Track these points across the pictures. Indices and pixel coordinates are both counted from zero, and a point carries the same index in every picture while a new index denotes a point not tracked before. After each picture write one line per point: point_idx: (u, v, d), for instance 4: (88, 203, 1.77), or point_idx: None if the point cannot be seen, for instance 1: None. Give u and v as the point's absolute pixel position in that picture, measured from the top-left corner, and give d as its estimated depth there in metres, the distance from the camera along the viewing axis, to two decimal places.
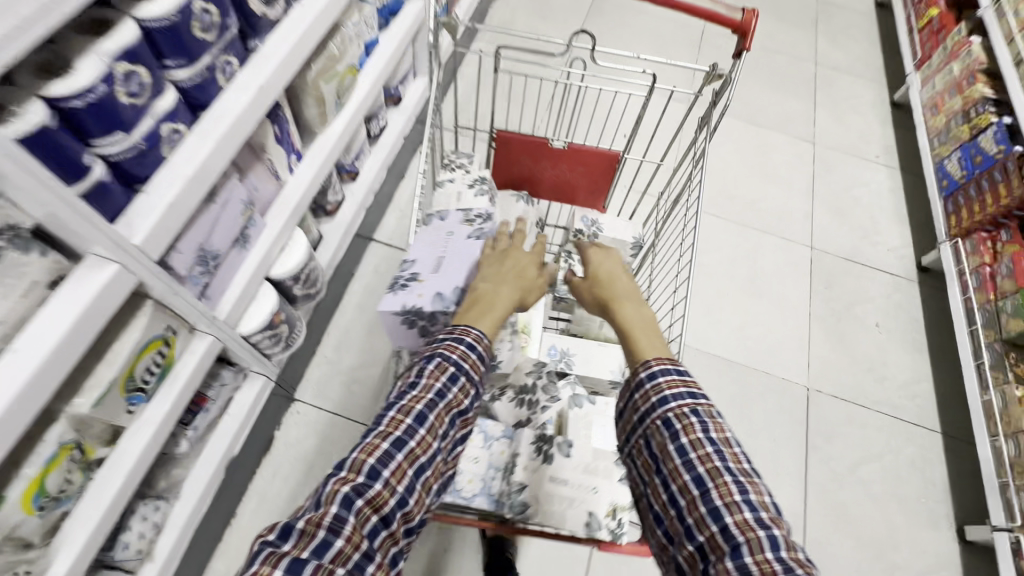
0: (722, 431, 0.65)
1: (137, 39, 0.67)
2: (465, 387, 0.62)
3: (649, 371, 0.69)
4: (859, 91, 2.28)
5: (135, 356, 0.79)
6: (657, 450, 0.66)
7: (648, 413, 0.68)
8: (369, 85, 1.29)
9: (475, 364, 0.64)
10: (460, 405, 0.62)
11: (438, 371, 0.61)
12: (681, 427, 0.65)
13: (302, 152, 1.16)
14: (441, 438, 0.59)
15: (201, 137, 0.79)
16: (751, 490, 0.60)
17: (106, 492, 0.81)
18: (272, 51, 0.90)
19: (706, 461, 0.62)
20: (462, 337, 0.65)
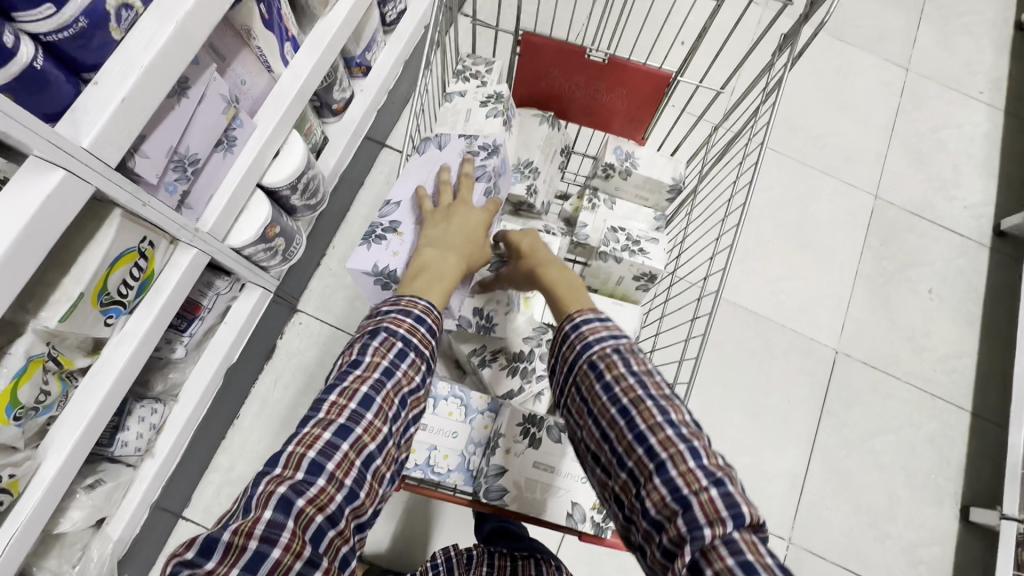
0: (644, 363, 0.57)
1: None
2: (415, 363, 0.59)
3: (573, 322, 0.60)
4: (980, 5, 1.88)
5: (106, 270, 0.72)
6: (584, 393, 0.56)
7: (573, 359, 0.58)
8: None
9: (425, 338, 0.60)
10: (411, 384, 0.58)
11: (383, 349, 0.57)
12: (605, 364, 0.56)
13: (299, 38, 0.99)
14: (393, 423, 0.56)
15: (159, 16, 0.64)
16: (674, 410, 0.53)
17: (91, 402, 0.79)
18: None
19: (629, 390, 0.54)
20: (408, 309, 0.60)
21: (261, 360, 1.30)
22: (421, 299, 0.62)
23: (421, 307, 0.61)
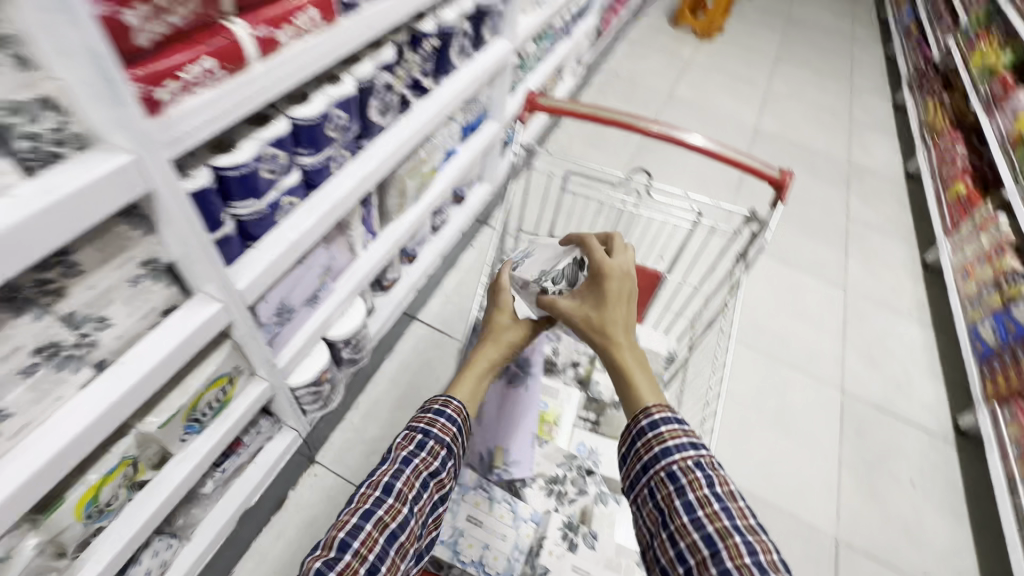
0: (726, 488, 0.67)
1: (286, 132, 0.83)
2: (432, 450, 0.71)
3: (649, 417, 0.74)
4: (890, 248, 2.40)
5: (203, 389, 0.87)
6: (661, 500, 0.68)
7: (654, 465, 0.71)
8: (443, 185, 1.49)
9: (444, 429, 0.74)
10: (430, 468, 0.70)
11: (406, 443, 0.71)
12: (687, 481, 0.67)
13: (377, 232, 1.32)
14: (413, 503, 0.67)
15: (308, 211, 0.94)
16: (763, 548, 0.60)
17: (138, 517, 0.84)
18: (378, 150, 1.07)
19: (714, 519, 0.63)
20: (433, 408, 0.76)
21: (271, 511, 1.30)
22: (456, 397, 0.80)
23: (454, 404, 0.78)
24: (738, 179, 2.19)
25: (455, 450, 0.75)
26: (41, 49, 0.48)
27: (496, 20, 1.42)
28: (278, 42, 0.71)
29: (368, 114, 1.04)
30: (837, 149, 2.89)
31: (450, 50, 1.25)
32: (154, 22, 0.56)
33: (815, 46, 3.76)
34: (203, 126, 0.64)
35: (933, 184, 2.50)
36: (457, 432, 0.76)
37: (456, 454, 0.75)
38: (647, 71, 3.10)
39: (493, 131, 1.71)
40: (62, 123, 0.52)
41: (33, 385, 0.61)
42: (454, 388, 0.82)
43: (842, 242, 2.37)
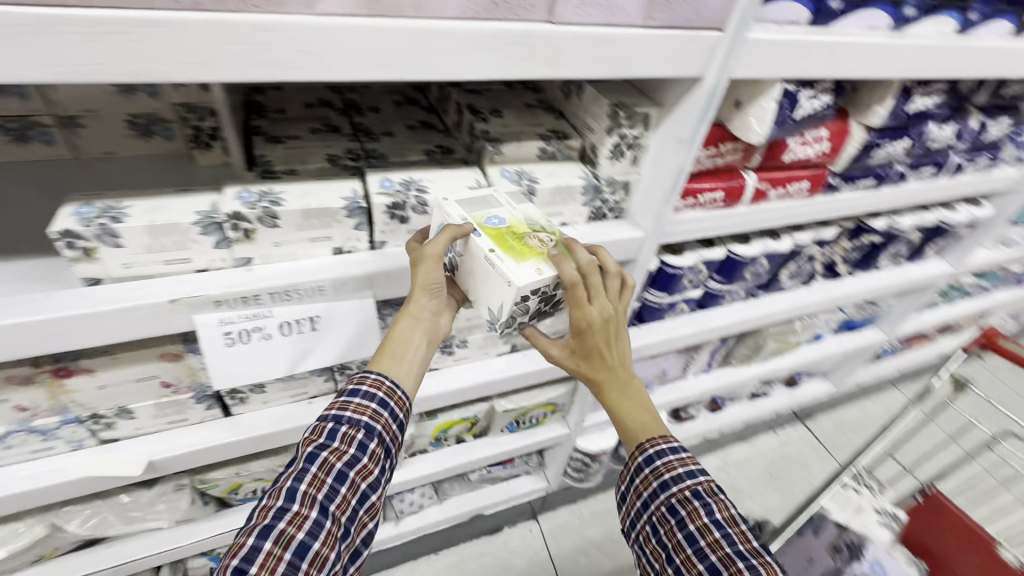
0: (727, 513, 0.56)
1: (719, 258, 0.96)
2: (348, 435, 0.53)
3: (646, 453, 0.62)
4: None
5: (537, 405, 1.03)
6: (666, 539, 0.58)
7: (652, 499, 0.60)
8: (796, 362, 1.41)
9: (359, 408, 0.54)
10: (344, 459, 0.52)
11: (313, 436, 0.53)
12: (687, 512, 0.57)
13: (713, 368, 1.34)
14: (327, 499, 0.50)
15: (687, 322, 1.05)
16: (768, 570, 0.51)
17: (446, 462, 1.04)
18: (768, 305, 1.12)
19: (718, 548, 0.53)
20: (345, 388, 0.56)
21: (485, 530, 1.39)
22: (370, 371, 0.56)
23: (370, 379, 0.56)
24: None
25: (380, 427, 0.55)
26: (647, 156, 0.71)
27: (948, 242, 1.31)
28: (767, 196, 0.86)
29: (780, 274, 1.10)
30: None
31: (883, 250, 1.22)
32: (708, 158, 0.76)
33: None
34: (688, 233, 0.80)
35: None
36: (378, 408, 0.55)
37: (382, 435, 0.55)
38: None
39: (875, 339, 1.53)
40: (621, 199, 0.75)
41: (485, 337, 0.85)
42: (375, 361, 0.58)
43: None
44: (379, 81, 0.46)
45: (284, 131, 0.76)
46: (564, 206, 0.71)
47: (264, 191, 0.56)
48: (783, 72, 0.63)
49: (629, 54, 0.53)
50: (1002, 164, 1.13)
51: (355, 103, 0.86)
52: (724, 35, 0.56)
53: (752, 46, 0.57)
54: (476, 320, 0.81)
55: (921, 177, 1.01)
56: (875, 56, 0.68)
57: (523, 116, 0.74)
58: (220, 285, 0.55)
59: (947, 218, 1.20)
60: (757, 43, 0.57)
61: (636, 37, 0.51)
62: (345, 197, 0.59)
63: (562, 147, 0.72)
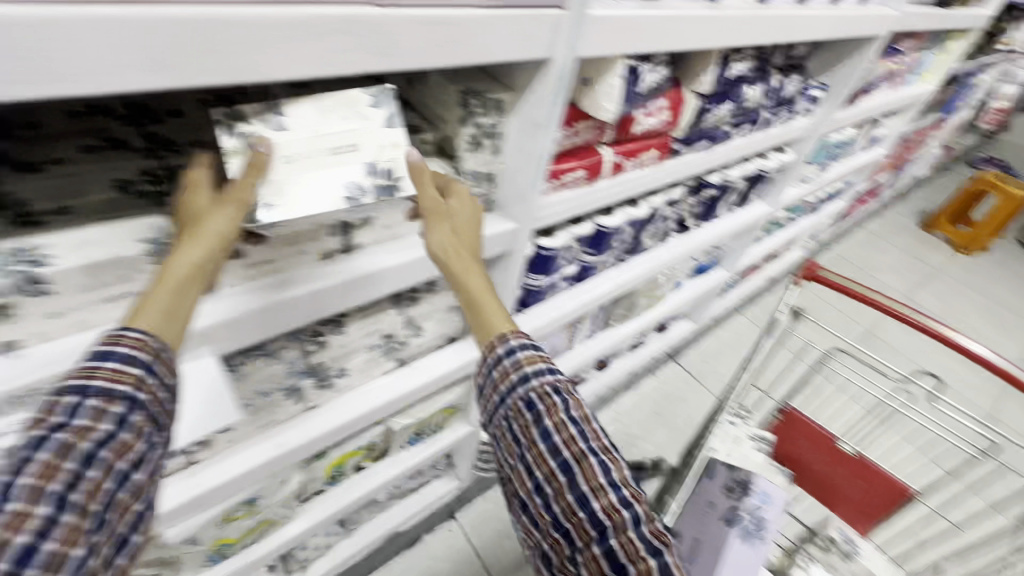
0: (581, 411, 0.54)
1: (589, 232, 0.97)
2: (100, 408, 0.37)
3: (508, 344, 0.57)
4: None
5: (436, 411, 0.98)
6: (522, 434, 0.54)
7: (508, 395, 0.55)
8: (665, 311, 1.53)
9: (119, 374, 0.39)
10: (95, 437, 0.37)
11: (42, 416, 0.36)
12: (545, 407, 0.53)
13: (596, 332, 1.40)
14: (67, 491, 0.35)
15: (568, 298, 1.06)
16: (616, 467, 0.52)
17: (348, 497, 0.94)
18: (636, 267, 1.19)
19: (571, 444, 0.51)
20: (91, 349, 0.39)
21: (405, 544, 1.32)
22: (130, 328, 0.40)
23: (130, 338, 0.39)
24: (994, 415, 1.80)
25: (148, 397, 0.40)
26: (506, 142, 0.67)
27: (764, 186, 1.51)
28: (624, 167, 0.88)
29: (642, 237, 1.17)
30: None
31: (720, 201, 1.36)
32: (567, 138, 0.75)
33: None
34: (558, 214, 0.79)
35: None
36: (148, 372, 0.40)
37: (152, 406, 0.41)
38: (882, 266, 2.87)
39: (722, 277, 1.73)
40: (487, 190, 0.71)
41: (366, 359, 0.77)
42: (142, 309, 0.41)
43: None
44: (159, 90, 0.35)
45: (39, 154, 0.56)
46: None
47: (17, 249, 0.43)
48: (624, 48, 0.62)
49: (471, 40, 0.47)
50: (797, 115, 1.31)
51: (144, 104, 0.65)
52: (566, 14, 0.53)
53: (594, 24, 0.56)
54: (353, 343, 0.72)
55: (742, 132, 1.13)
56: (699, 26, 0.71)
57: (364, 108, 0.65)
58: None
59: (763, 166, 1.37)
60: (598, 20, 0.56)
61: (479, 17, 0.46)
62: (144, 237, 0.49)
63: (415, 142, 0.65)
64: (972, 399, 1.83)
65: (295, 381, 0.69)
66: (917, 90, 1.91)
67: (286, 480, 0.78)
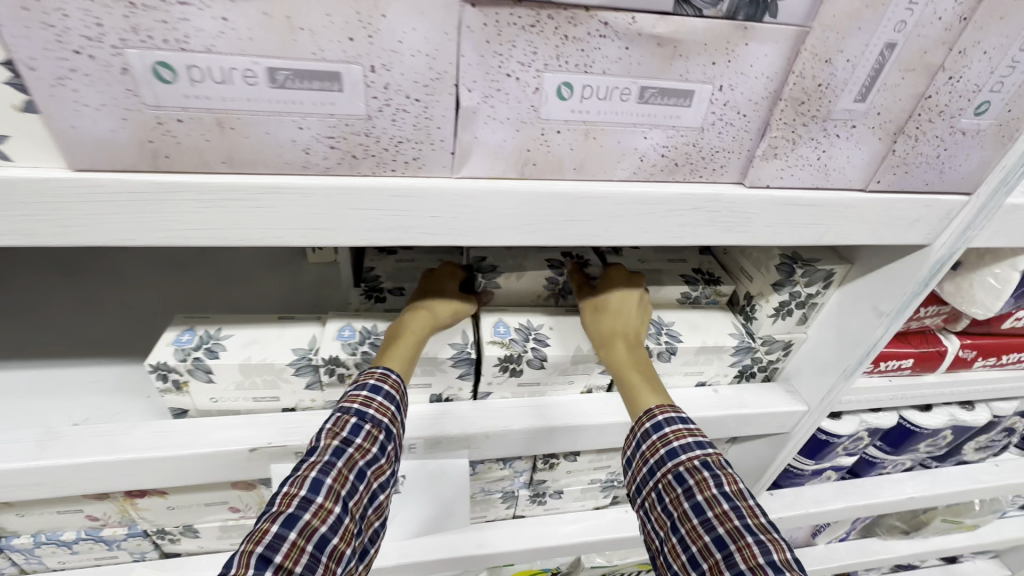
0: (735, 485, 0.41)
1: (889, 424, 0.75)
2: (375, 433, 0.43)
3: (654, 420, 0.45)
4: None
5: (632, 563, 0.86)
6: (667, 512, 0.42)
7: (652, 466, 0.45)
8: (969, 544, 1.09)
9: (384, 407, 0.44)
10: (368, 457, 0.42)
11: (335, 429, 0.42)
12: (693, 480, 0.42)
13: (851, 535, 1.07)
14: (349, 496, 0.40)
15: (832, 492, 0.84)
16: (777, 548, 0.37)
17: None
18: (943, 481, 0.87)
19: (724, 521, 0.39)
20: (364, 381, 0.45)
21: None
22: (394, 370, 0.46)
23: (392, 379, 0.45)
24: None
25: (398, 431, 0.45)
26: (820, 314, 0.57)
27: None
28: (971, 364, 0.66)
29: (963, 446, 0.86)
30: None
31: None
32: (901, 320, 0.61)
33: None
34: (860, 403, 0.63)
35: None
36: (398, 411, 0.46)
37: (398, 438, 0.46)
38: None
39: None
40: (777, 358, 0.61)
41: (584, 488, 0.72)
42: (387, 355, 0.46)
43: None
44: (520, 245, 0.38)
45: None
46: (707, 365, 0.58)
47: (368, 330, 0.50)
48: None
49: (837, 222, 0.40)
50: None
51: None
52: (972, 199, 0.41)
53: (1007, 211, 0.43)
54: (578, 472, 0.68)
55: None
56: None
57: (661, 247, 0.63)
58: (307, 433, 0.49)
59: None
60: (1017, 208, 0.43)
61: (851, 202, 0.39)
62: (453, 341, 0.51)
63: (710, 292, 0.59)
64: None
65: (514, 488, 0.69)
66: None
67: (473, 574, 0.77)
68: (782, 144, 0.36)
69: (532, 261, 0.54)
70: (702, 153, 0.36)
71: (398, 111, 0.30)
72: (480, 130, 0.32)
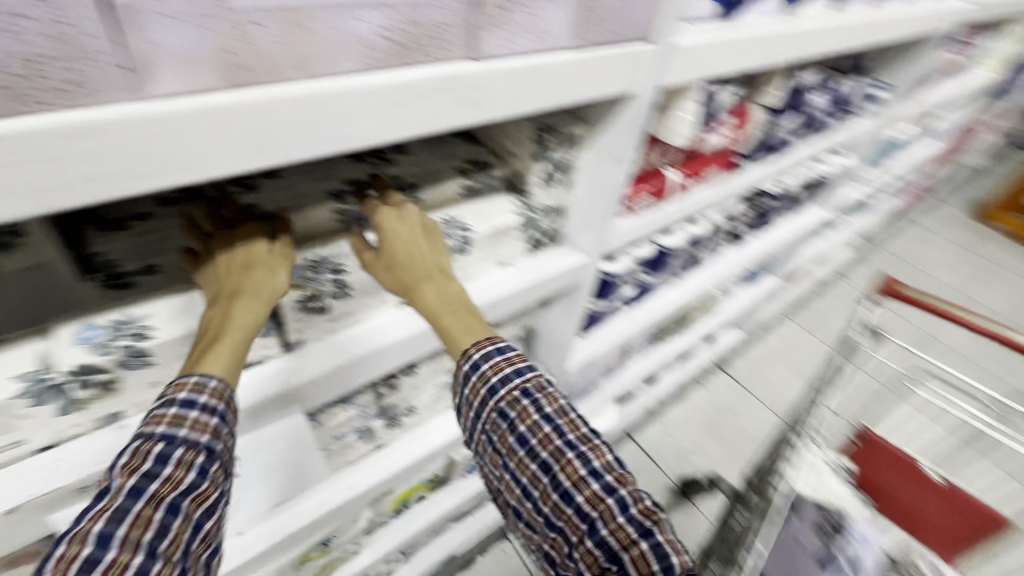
0: (555, 405, 0.47)
1: (649, 253, 0.94)
2: (189, 457, 0.37)
3: (472, 360, 0.47)
4: None
5: None
6: (501, 447, 0.47)
7: (481, 408, 0.48)
8: (717, 321, 1.48)
9: (205, 423, 0.38)
10: (180, 488, 0.36)
11: (134, 463, 0.35)
12: (517, 412, 0.46)
13: (648, 349, 1.35)
14: (157, 541, 0.34)
15: (628, 319, 1.03)
16: (594, 453, 0.46)
17: (411, 526, 0.91)
18: (692, 283, 1.15)
19: (547, 444, 0.45)
20: (168, 398, 0.38)
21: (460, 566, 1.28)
22: (207, 375, 0.39)
23: (207, 387, 0.38)
24: None
25: (223, 446, 0.39)
26: (579, 177, 0.65)
27: (820, 191, 1.44)
28: (689, 188, 0.85)
29: (699, 253, 1.12)
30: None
31: (775, 211, 1.30)
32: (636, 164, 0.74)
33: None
34: (625, 240, 0.76)
35: None
36: (223, 424, 0.39)
37: (227, 454, 0.40)
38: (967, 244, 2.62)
39: (773, 285, 1.66)
40: (556, 224, 0.69)
41: (433, 395, 0.76)
42: (199, 361, 0.39)
43: None
44: (265, 168, 0.33)
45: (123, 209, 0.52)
46: (500, 247, 0.63)
47: (119, 322, 0.42)
48: (705, 73, 0.59)
49: (565, 84, 0.45)
50: (857, 116, 1.25)
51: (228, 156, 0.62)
52: (654, 46, 0.50)
53: (678, 53, 0.53)
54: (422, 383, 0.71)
55: (804, 139, 1.08)
56: (778, 43, 0.66)
57: (432, 148, 0.64)
58: (82, 464, 0.40)
59: (821, 171, 1.30)
60: (684, 50, 0.53)
61: (570, 61, 0.44)
62: None
63: (486, 179, 0.63)
64: None
65: (366, 422, 0.69)
66: (975, 78, 1.81)
67: (355, 517, 0.77)
68: (495, 12, 0.37)
69: (314, 205, 0.53)
70: (425, 31, 0.35)
71: (11, 17, 0.22)
72: (152, 33, 0.26)
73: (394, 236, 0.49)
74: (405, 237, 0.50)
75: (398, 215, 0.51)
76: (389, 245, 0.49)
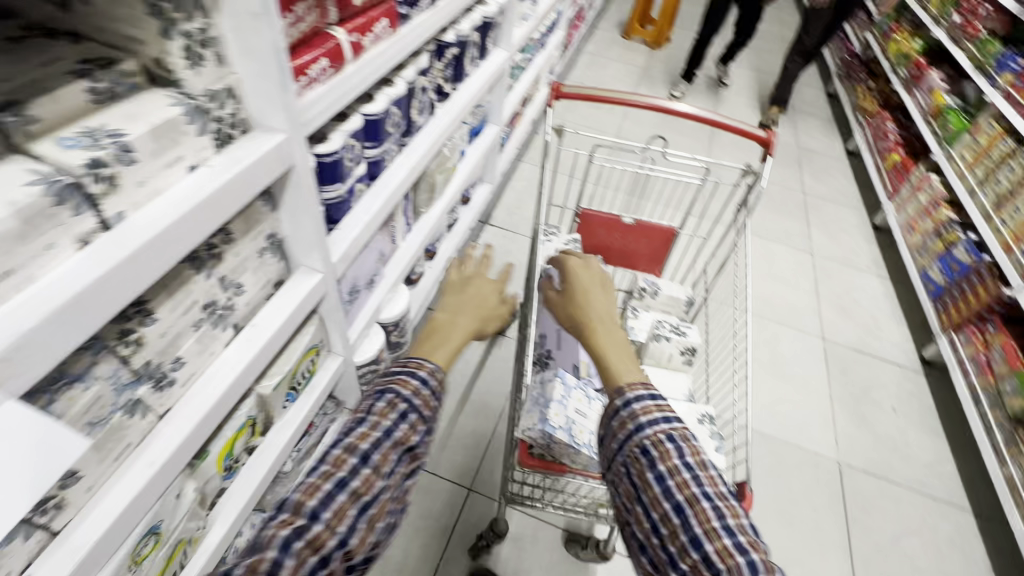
0: (698, 457, 0.55)
1: (359, 126, 0.95)
2: (414, 423, 0.56)
3: (624, 398, 0.60)
4: (841, 202, 2.58)
5: (299, 359, 0.95)
6: (636, 478, 0.56)
7: (626, 441, 0.58)
8: (461, 179, 1.61)
9: (427, 401, 0.59)
10: (410, 442, 0.55)
11: (386, 410, 0.56)
12: (658, 453, 0.55)
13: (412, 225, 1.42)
14: (395, 470, 0.53)
15: (372, 196, 1.06)
16: (731, 513, 0.51)
17: (257, 473, 0.93)
18: (418, 145, 1.21)
19: (683, 488, 0.52)
20: (412, 372, 0.60)
21: None
22: (432, 358, 0.64)
23: (417, 362, 0.61)
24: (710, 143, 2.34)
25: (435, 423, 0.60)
26: (231, 49, 0.60)
27: (495, 32, 1.58)
28: (364, 46, 0.86)
29: (411, 115, 1.18)
30: (801, 131, 3.03)
31: (464, 58, 1.40)
32: (291, 27, 0.71)
33: (771, 37, 3.94)
34: (322, 112, 0.76)
35: (864, 138, 2.76)
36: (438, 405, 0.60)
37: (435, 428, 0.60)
38: (623, 57, 3.24)
39: (492, 136, 1.81)
40: (235, 109, 0.64)
41: (198, 338, 0.70)
42: (434, 354, 0.65)
43: (802, 200, 2.51)
44: None
45: None
46: (179, 146, 0.57)
47: None
48: None
49: None
50: None
51: None
52: None
53: None
54: (174, 328, 0.65)
55: None
56: None
57: (20, 56, 0.51)
58: None
59: (485, 11, 1.42)
60: None
61: None
62: None
63: (120, 78, 0.54)
64: (698, 140, 2.33)
65: (127, 394, 0.61)
66: None
67: (176, 492, 0.73)
68: None
69: None
70: None
71: None
72: None
73: (578, 288, 0.78)
74: (574, 293, 0.77)
75: (581, 277, 0.80)
76: (568, 297, 0.78)
